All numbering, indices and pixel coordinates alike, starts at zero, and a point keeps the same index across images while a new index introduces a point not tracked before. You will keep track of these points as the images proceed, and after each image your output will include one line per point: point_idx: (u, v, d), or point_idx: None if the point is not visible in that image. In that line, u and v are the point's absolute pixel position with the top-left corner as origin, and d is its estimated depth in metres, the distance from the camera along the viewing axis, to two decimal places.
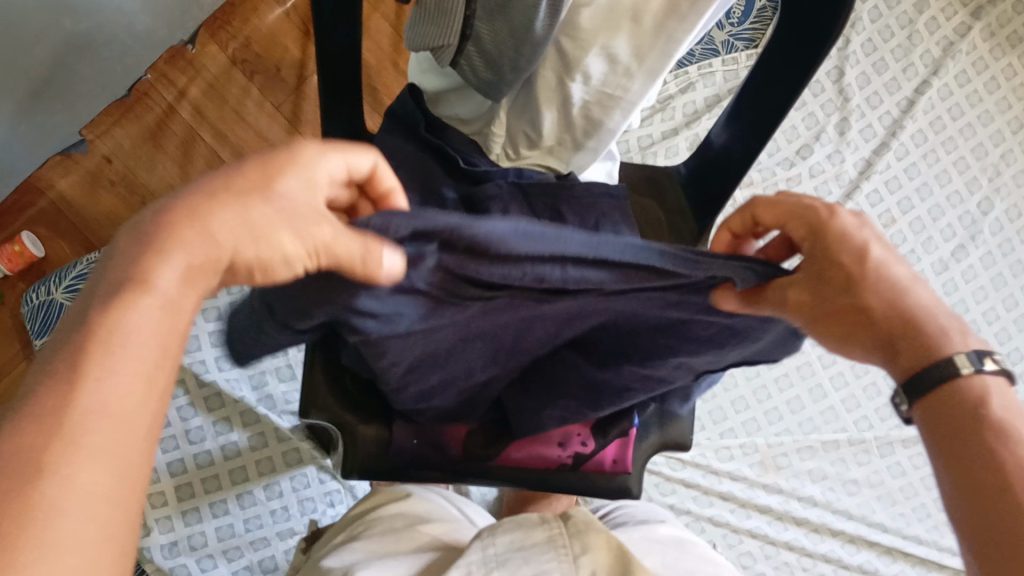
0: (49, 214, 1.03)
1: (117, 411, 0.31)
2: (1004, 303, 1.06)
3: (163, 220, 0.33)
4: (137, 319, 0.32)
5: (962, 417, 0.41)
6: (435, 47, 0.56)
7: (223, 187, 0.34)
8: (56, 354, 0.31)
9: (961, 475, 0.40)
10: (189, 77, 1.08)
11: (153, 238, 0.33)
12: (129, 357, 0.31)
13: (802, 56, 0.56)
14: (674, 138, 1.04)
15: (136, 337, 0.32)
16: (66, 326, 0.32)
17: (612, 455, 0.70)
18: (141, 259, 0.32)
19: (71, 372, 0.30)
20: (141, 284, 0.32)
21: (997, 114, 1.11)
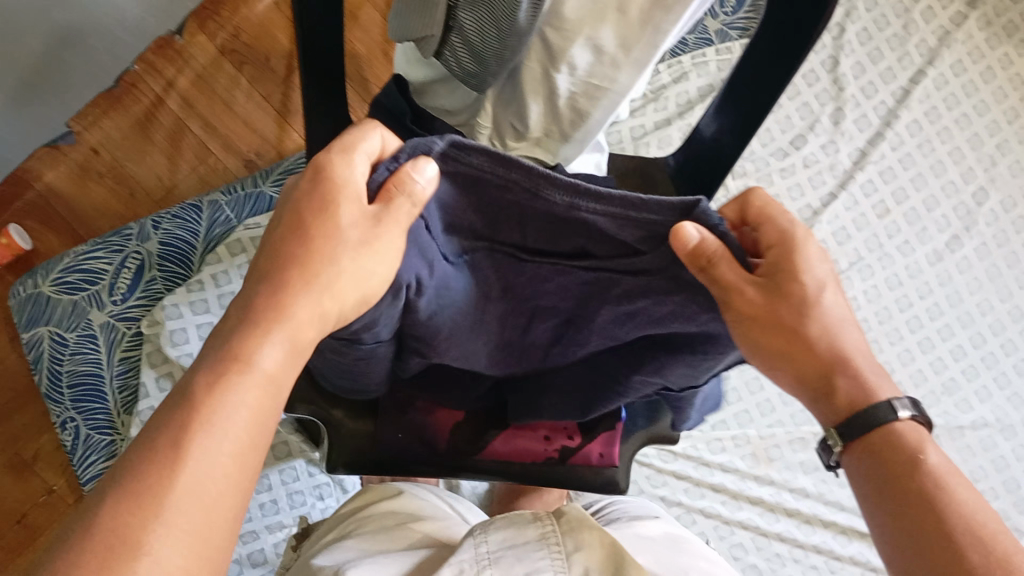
0: (38, 206, 1.02)
1: (208, 485, 0.37)
2: (998, 295, 1.05)
3: (265, 303, 0.41)
4: (230, 399, 0.38)
5: (898, 459, 0.47)
6: (417, 37, 0.57)
7: (310, 260, 0.42)
8: (163, 429, 0.37)
9: (896, 510, 0.46)
10: (177, 68, 1.07)
11: (254, 322, 0.41)
12: (222, 431, 0.38)
13: (792, 47, 0.55)
14: (667, 128, 1.03)
15: (231, 412, 0.38)
16: (171, 401, 0.39)
17: (599, 449, 0.69)
18: (241, 343, 0.40)
19: (166, 453, 0.36)
20: (239, 366, 0.39)
21: (993, 103, 1.10)
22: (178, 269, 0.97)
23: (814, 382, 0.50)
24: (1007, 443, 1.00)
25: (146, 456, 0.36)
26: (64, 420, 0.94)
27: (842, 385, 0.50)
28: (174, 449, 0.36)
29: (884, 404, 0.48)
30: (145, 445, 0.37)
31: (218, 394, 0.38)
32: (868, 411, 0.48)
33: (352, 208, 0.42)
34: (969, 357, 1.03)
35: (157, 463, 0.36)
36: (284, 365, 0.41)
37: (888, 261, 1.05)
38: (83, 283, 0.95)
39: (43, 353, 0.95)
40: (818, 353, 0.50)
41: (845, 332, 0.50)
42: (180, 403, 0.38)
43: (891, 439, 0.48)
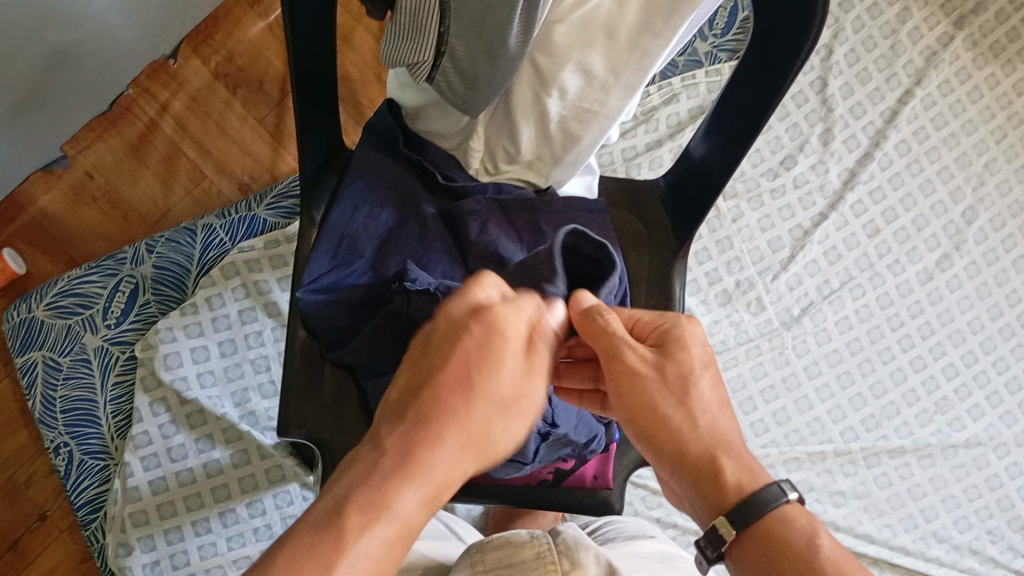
0: (31, 229, 1.03)
1: None
2: (989, 313, 1.06)
3: (414, 446, 0.43)
4: (366, 541, 0.40)
5: (786, 546, 0.48)
6: (411, 63, 0.56)
7: (461, 405, 0.45)
8: (305, 557, 0.39)
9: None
10: (171, 91, 1.07)
11: (404, 469, 0.42)
12: (360, 567, 0.39)
13: (778, 71, 0.56)
14: (658, 149, 1.03)
15: (366, 551, 0.40)
16: (317, 523, 0.40)
17: (592, 470, 0.70)
18: (388, 488, 0.42)
19: (311, 569, 0.38)
20: (380, 509, 0.41)
21: (981, 123, 1.11)
22: (173, 292, 0.97)
23: (697, 474, 0.51)
24: (1000, 461, 1.01)
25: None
26: (57, 445, 0.93)
27: (725, 468, 0.50)
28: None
29: (774, 485, 0.49)
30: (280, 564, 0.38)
31: (349, 531, 0.40)
32: (756, 492, 0.49)
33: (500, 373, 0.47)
34: (961, 375, 1.04)
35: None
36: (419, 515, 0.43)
37: (879, 280, 1.05)
38: (76, 307, 0.95)
39: (36, 377, 0.95)
40: (691, 444, 0.51)
41: (725, 425, 0.52)
42: (327, 526, 0.40)
43: (779, 521, 0.49)
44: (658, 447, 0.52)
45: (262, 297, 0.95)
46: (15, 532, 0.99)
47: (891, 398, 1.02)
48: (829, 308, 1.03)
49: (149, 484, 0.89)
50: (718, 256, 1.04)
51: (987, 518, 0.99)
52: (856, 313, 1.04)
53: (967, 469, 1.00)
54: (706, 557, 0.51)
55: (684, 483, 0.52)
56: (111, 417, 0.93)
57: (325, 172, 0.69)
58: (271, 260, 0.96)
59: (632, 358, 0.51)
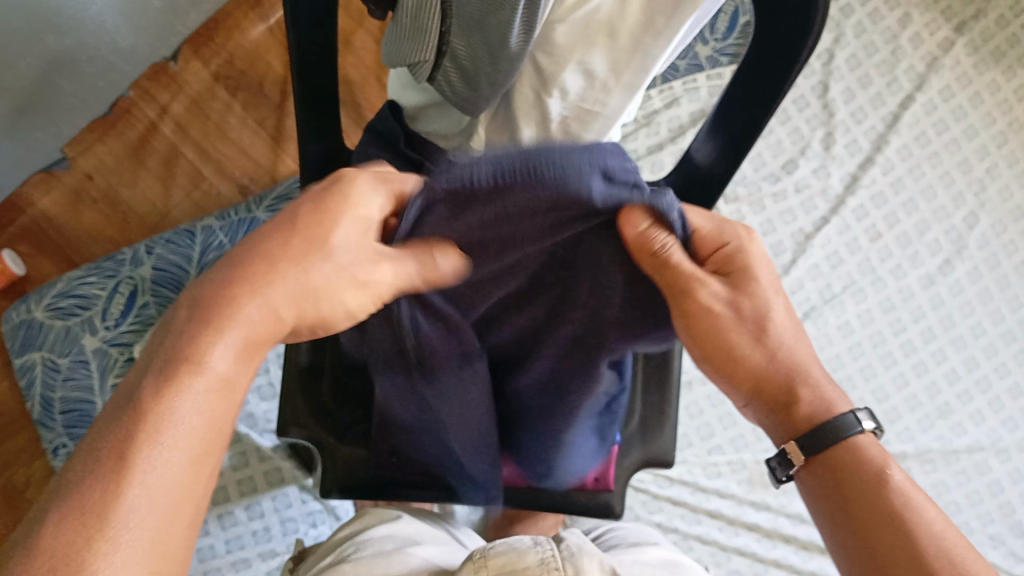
0: (31, 231, 1.02)
1: (163, 485, 0.38)
2: (991, 319, 1.06)
3: (223, 298, 0.42)
4: (179, 407, 0.39)
5: (853, 474, 0.49)
6: (412, 62, 0.56)
7: (286, 246, 0.43)
8: (106, 441, 0.38)
9: (850, 523, 0.47)
10: (171, 93, 1.06)
11: (212, 323, 0.41)
12: (176, 436, 0.39)
13: (775, 77, 0.56)
14: (659, 152, 1.03)
15: (180, 412, 0.39)
16: (119, 410, 0.39)
17: (594, 473, 0.69)
18: (196, 347, 0.41)
19: (119, 446, 0.37)
20: (189, 367, 0.40)
21: (982, 128, 1.11)
22: (172, 294, 0.97)
23: (778, 404, 0.52)
24: (1002, 467, 1.01)
25: (98, 460, 0.37)
26: (57, 445, 0.93)
27: (802, 396, 0.51)
28: (127, 449, 0.37)
29: (850, 415, 0.50)
30: (89, 451, 0.38)
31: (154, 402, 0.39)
32: (832, 422, 0.49)
33: (349, 228, 0.43)
34: (963, 381, 1.03)
35: (112, 455, 0.37)
36: (235, 366, 0.42)
37: (881, 284, 1.05)
38: (76, 308, 0.95)
39: (35, 377, 0.95)
40: (772, 377, 0.51)
41: (801, 348, 0.52)
42: (129, 408, 0.39)
43: (849, 451, 0.49)
44: (736, 384, 0.52)
45: None
46: (14, 534, 0.98)
47: (893, 403, 1.01)
48: (830, 313, 1.03)
49: None
50: None
51: (988, 524, 0.98)
52: (858, 318, 1.04)
53: (969, 475, 1.00)
54: (775, 477, 0.53)
55: (769, 413, 0.52)
56: None
57: (328, 172, 0.68)
58: None
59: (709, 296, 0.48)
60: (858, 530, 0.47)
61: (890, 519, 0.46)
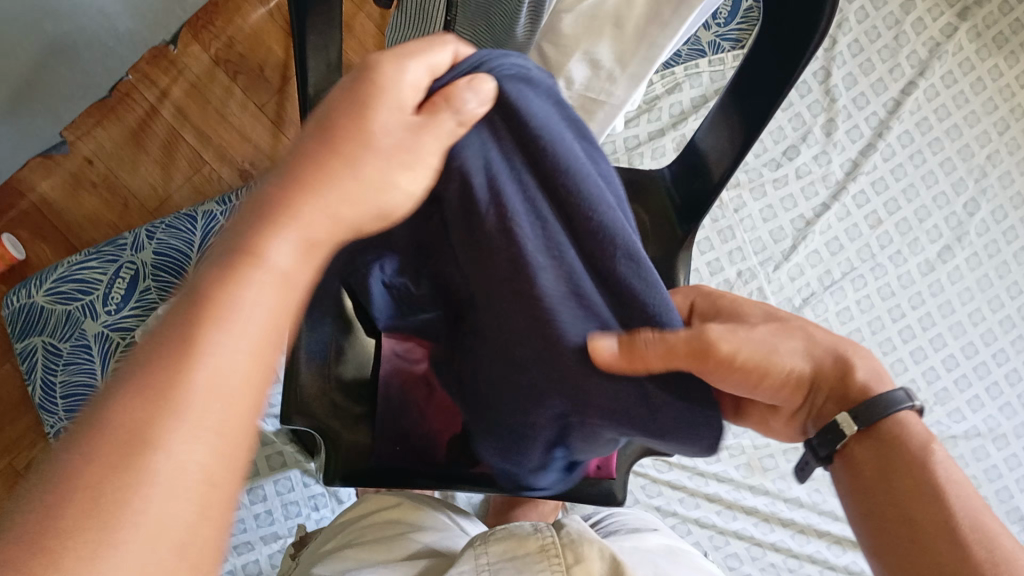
0: (30, 215, 1.02)
1: (229, 382, 0.33)
2: (990, 305, 1.06)
3: (280, 192, 0.37)
4: (245, 298, 0.34)
5: (897, 465, 0.48)
6: (415, 47, 0.59)
7: (333, 139, 0.38)
8: (166, 338, 0.33)
9: (878, 526, 0.48)
10: (171, 77, 1.06)
11: (269, 215, 0.37)
12: (237, 332, 0.34)
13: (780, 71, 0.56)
14: (661, 138, 1.03)
15: (248, 296, 0.35)
16: (179, 305, 0.35)
17: (596, 461, 0.70)
18: (253, 238, 0.36)
19: (178, 349, 0.33)
20: (251, 259, 0.35)
21: (984, 114, 1.11)
22: (173, 279, 0.97)
23: (833, 389, 0.51)
24: (999, 452, 1.01)
25: (158, 358, 0.33)
26: (58, 430, 0.94)
27: (858, 373, 0.51)
28: (185, 346, 0.33)
29: (898, 391, 0.50)
30: (148, 360, 0.33)
31: (222, 289, 0.34)
32: (881, 396, 0.49)
33: (393, 116, 0.39)
34: (961, 367, 1.04)
35: (168, 358, 0.32)
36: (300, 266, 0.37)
37: (881, 271, 1.05)
38: (76, 292, 0.95)
39: (36, 361, 0.95)
40: (827, 366, 0.51)
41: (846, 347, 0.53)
42: (192, 296, 0.34)
43: (890, 443, 0.49)
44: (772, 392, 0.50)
45: None
46: None
47: None
48: (829, 299, 1.03)
49: None
50: (720, 246, 1.04)
51: None
52: (857, 304, 1.04)
53: (966, 460, 1.01)
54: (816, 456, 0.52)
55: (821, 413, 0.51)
56: None
57: None
58: None
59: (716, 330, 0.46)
60: (891, 525, 0.47)
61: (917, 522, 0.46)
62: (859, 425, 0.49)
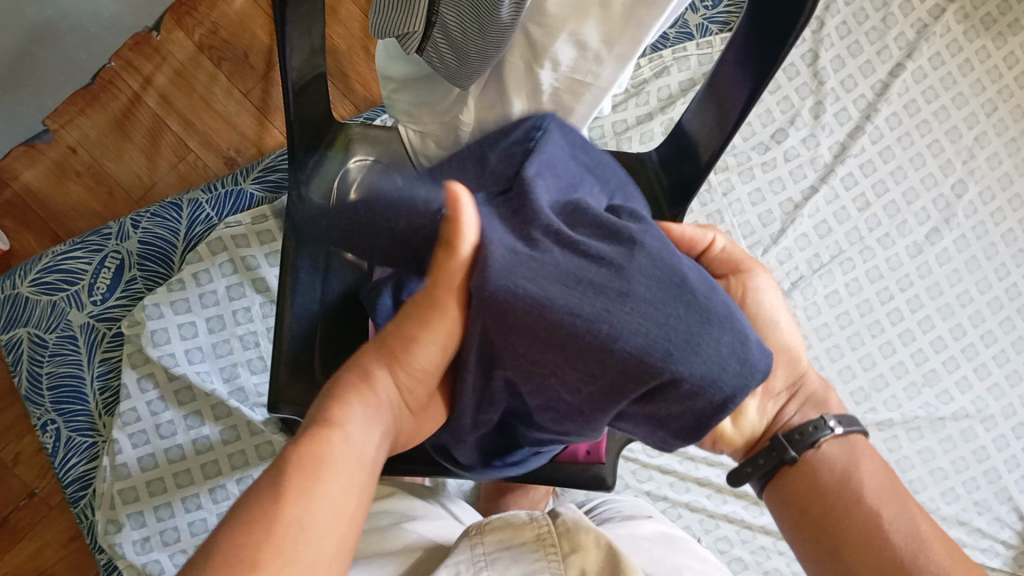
0: (15, 205, 1.02)
1: (320, 553, 0.40)
2: (978, 286, 1.06)
3: (347, 378, 0.47)
4: (323, 473, 0.42)
5: (858, 477, 0.52)
6: (400, 34, 0.56)
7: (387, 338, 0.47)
8: (248, 512, 0.40)
9: (826, 530, 0.52)
10: (155, 65, 1.05)
11: (341, 396, 0.46)
12: (335, 489, 0.42)
13: (768, 53, 0.56)
14: (649, 122, 1.02)
15: (332, 464, 0.43)
16: (259, 484, 0.42)
17: (585, 445, 0.69)
18: (330, 415, 0.45)
19: (303, 476, 0.42)
20: (331, 426, 0.44)
21: (972, 95, 1.10)
22: (158, 268, 0.96)
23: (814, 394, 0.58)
24: (987, 433, 1.02)
25: (254, 520, 0.40)
26: (43, 422, 0.92)
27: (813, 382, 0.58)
28: (308, 478, 0.42)
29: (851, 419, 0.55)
30: (270, 486, 0.42)
31: (316, 446, 0.43)
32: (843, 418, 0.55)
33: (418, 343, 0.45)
34: (950, 348, 1.04)
35: (293, 480, 0.42)
36: (375, 454, 0.46)
37: (869, 253, 1.05)
38: (62, 283, 0.94)
39: (22, 354, 0.94)
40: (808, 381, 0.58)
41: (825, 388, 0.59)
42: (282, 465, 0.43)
43: (852, 459, 0.54)
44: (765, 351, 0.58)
45: (250, 272, 0.94)
46: (4, 510, 0.99)
47: (880, 371, 1.02)
48: (819, 282, 1.03)
49: (138, 460, 0.88)
50: None
51: (974, 490, 0.99)
52: (846, 287, 1.04)
53: (956, 441, 1.01)
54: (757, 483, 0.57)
55: (789, 412, 0.56)
56: (97, 394, 0.92)
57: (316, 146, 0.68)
58: (258, 236, 0.95)
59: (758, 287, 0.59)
60: (853, 527, 0.51)
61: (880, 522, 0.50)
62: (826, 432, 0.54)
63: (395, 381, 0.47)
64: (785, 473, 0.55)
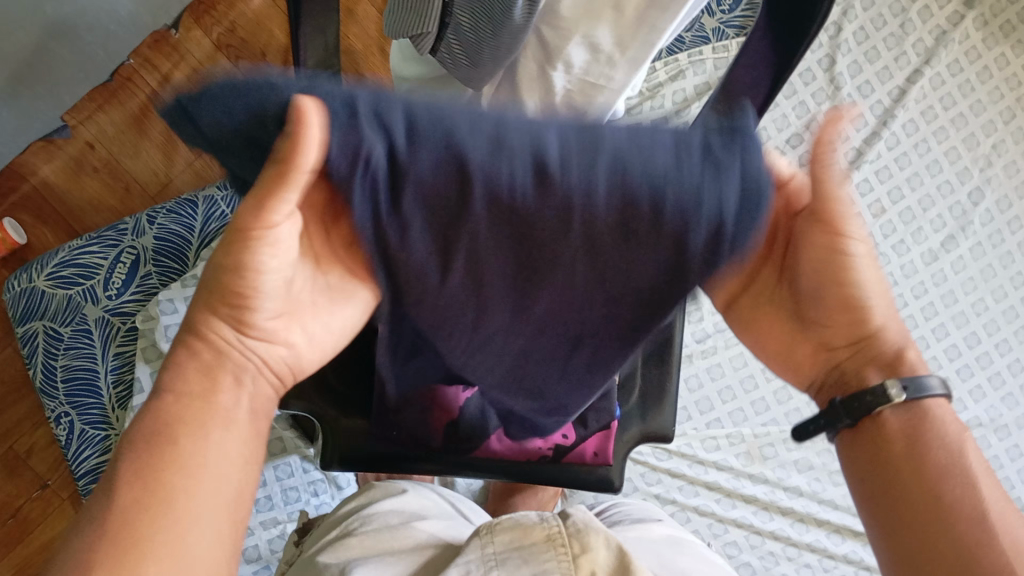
0: (32, 199, 1.03)
1: (210, 494, 0.43)
2: (993, 295, 1.06)
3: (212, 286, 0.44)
4: (201, 431, 0.44)
5: (927, 447, 0.47)
6: (415, 35, 0.56)
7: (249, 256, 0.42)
8: (128, 469, 0.42)
9: (888, 502, 0.47)
10: (173, 62, 1.05)
11: (206, 323, 0.45)
12: (210, 460, 0.44)
13: (787, 49, 0.56)
14: (664, 126, 1.02)
15: (195, 436, 0.44)
16: (140, 445, 0.43)
17: (593, 447, 0.69)
18: (200, 352, 0.45)
19: (159, 451, 0.43)
20: (196, 401, 0.45)
21: (989, 103, 1.10)
22: (174, 264, 0.97)
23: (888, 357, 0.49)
24: (1000, 443, 1.01)
25: (136, 472, 0.42)
26: (58, 415, 0.94)
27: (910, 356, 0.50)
28: (177, 466, 0.43)
29: (933, 378, 0.48)
30: (130, 473, 0.42)
31: (182, 423, 0.44)
32: (916, 383, 0.48)
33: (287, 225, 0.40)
34: (963, 357, 1.03)
35: (154, 456, 0.43)
36: (246, 404, 0.47)
37: (883, 260, 1.05)
38: (77, 277, 0.95)
39: (37, 346, 0.95)
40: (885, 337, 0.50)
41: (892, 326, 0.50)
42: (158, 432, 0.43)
43: (915, 428, 0.47)
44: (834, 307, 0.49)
45: None
46: (17, 501, 1.00)
47: None
48: None
49: None
50: None
51: None
52: None
53: None
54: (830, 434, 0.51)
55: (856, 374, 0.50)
56: (111, 387, 0.93)
57: None
58: None
59: (860, 247, 0.47)
60: (907, 504, 0.46)
61: (940, 498, 0.45)
62: (903, 399, 0.47)
63: (246, 323, 0.46)
64: (842, 432, 0.50)
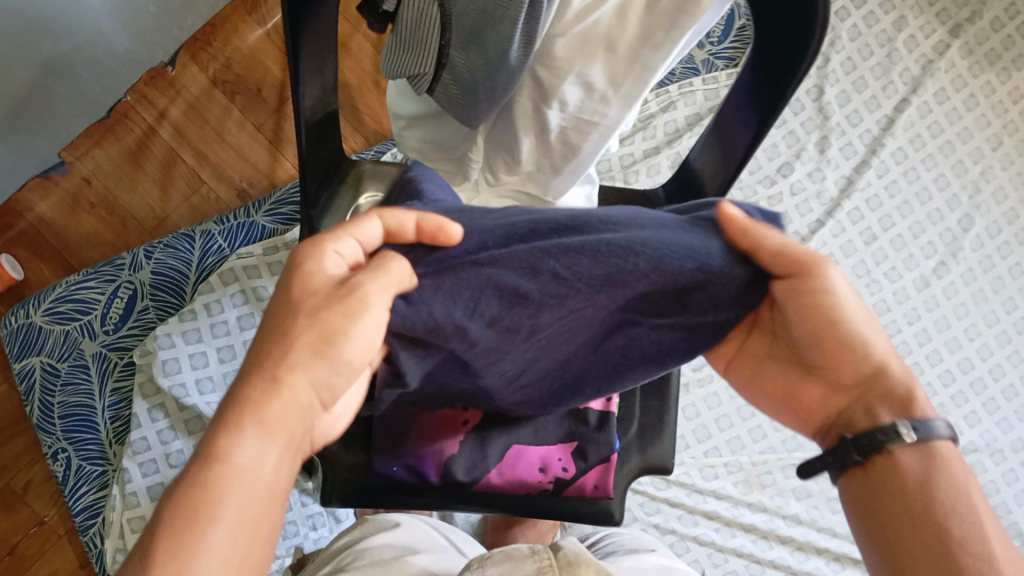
0: (28, 235, 1.03)
1: (229, 563, 0.38)
2: (985, 320, 1.06)
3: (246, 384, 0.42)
4: (229, 491, 0.39)
5: (934, 481, 0.45)
6: (412, 74, 0.57)
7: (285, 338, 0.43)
8: (162, 521, 0.38)
9: (883, 538, 0.45)
10: (169, 97, 1.07)
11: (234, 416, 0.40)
12: (229, 524, 0.38)
13: (769, 97, 0.57)
14: (656, 155, 1.03)
15: (226, 502, 0.38)
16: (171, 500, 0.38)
17: (592, 480, 0.68)
18: (219, 438, 0.40)
19: (187, 521, 0.37)
20: (213, 461, 0.39)
21: (977, 130, 1.11)
22: (170, 299, 0.97)
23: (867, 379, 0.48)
24: (996, 467, 1.02)
25: (169, 525, 0.37)
26: (55, 451, 0.93)
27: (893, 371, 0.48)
28: (194, 533, 0.37)
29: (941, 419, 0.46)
30: (142, 552, 0.37)
31: (201, 492, 0.38)
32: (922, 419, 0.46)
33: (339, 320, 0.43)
34: (958, 382, 1.04)
35: (187, 509, 0.38)
36: (274, 471, 0.41)
37: (876, 287, 1.06)
38: (74, 312, 0.95)
39: (34, 383, 0.95)
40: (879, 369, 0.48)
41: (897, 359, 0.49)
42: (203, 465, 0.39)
43: (930, 468, 0.45)
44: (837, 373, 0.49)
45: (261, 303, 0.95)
46: (13, 539, 0.99)
47: None
48: None
49: (147, 489, 0.88)
50: None
51: None
52: None
53: None
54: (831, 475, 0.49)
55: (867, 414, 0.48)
56: (108, 423, 0.93)
57: (326, 182, 0.69)
58: (270, 266, 0.97)
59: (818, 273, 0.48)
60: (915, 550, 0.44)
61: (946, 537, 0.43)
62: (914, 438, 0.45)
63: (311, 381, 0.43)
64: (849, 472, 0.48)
